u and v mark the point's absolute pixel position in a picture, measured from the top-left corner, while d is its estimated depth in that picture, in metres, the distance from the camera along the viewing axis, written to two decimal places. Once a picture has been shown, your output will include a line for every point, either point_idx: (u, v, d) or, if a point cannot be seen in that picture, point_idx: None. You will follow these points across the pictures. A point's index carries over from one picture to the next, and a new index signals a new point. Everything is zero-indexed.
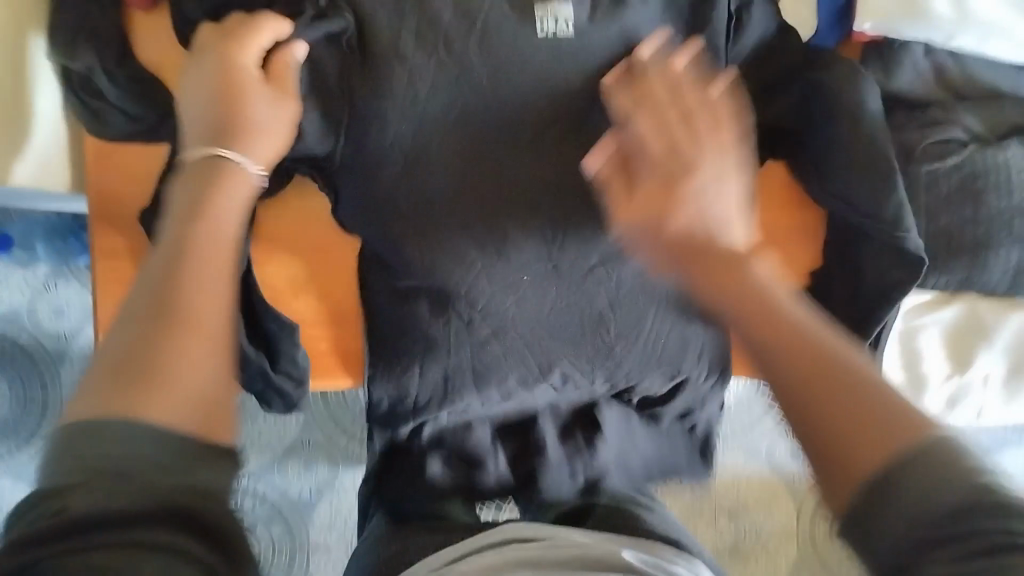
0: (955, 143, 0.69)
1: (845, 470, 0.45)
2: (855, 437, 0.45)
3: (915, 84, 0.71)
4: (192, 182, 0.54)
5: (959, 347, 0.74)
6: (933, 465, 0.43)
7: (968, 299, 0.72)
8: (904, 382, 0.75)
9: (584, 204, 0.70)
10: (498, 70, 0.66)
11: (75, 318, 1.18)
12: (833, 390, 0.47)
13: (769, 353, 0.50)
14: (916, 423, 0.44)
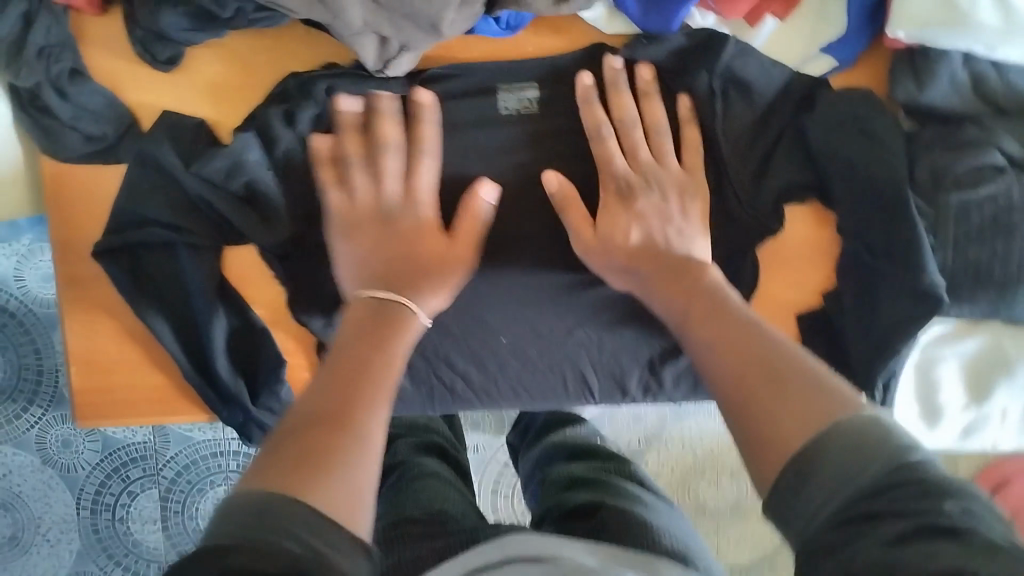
0: (990, 169, 0.63)
1: (777, 446, 0.44)
2: (785, 432, 0.44)
3: (950, 98, 0.64)
4: (353, 327, 0.56)
5: (976, 379, 0.70)
6: (855, 437, 0.41)
7: (992, 330, 0.69)
8: (918, 413, 0.72)
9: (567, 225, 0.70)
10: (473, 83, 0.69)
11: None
12: (785, 375, 0.47)
13: (732, 355, 0.50)
14: (826, 408, 0.44)
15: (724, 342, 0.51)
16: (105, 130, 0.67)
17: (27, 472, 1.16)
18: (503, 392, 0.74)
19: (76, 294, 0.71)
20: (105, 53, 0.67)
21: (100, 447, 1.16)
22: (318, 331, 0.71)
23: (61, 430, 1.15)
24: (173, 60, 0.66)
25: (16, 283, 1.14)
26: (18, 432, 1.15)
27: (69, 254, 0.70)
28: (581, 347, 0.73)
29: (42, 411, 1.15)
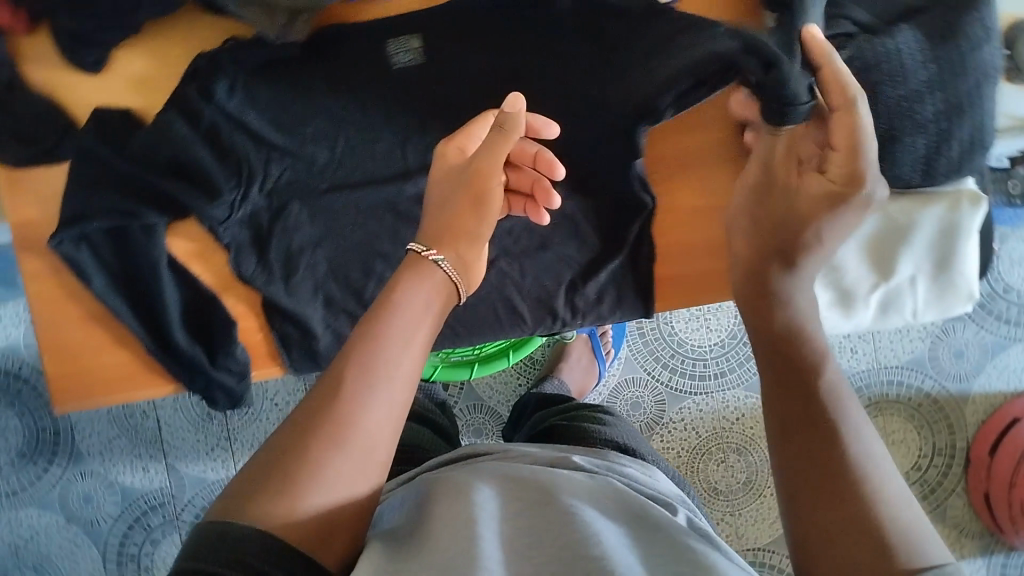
0: (842, 37, 0.67)
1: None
2: (843, 532, 0.44)
3: None
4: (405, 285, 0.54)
5: (878, 255, 0.72)
6: (885, 557, 0.42)
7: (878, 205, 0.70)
8: (829, 299, 0.73)
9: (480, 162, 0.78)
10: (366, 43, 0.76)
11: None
12: (847, 491, 0.45)
13: (779, 427, 0.50)
14: (896, 556, 0.42)
15: (802, 435, 0.49)
16: (43, 132, 0.73)
17: (53, 532, 1.27)
18: (442, 333, 0.79)
19: (40, 289, 0.76)
20: (38, 68, 0.73)
21: (119, 499, 1.28)
22: (262, 289, 0.76)
23: (81, 487, 1.28)
24: (99, 62, 0.72)
25: (27, 348, 1.26)
26: (42, 492, 1.27)
27: (28, 253, 0.75)
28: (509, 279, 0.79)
29: (62, 469, 1.27)
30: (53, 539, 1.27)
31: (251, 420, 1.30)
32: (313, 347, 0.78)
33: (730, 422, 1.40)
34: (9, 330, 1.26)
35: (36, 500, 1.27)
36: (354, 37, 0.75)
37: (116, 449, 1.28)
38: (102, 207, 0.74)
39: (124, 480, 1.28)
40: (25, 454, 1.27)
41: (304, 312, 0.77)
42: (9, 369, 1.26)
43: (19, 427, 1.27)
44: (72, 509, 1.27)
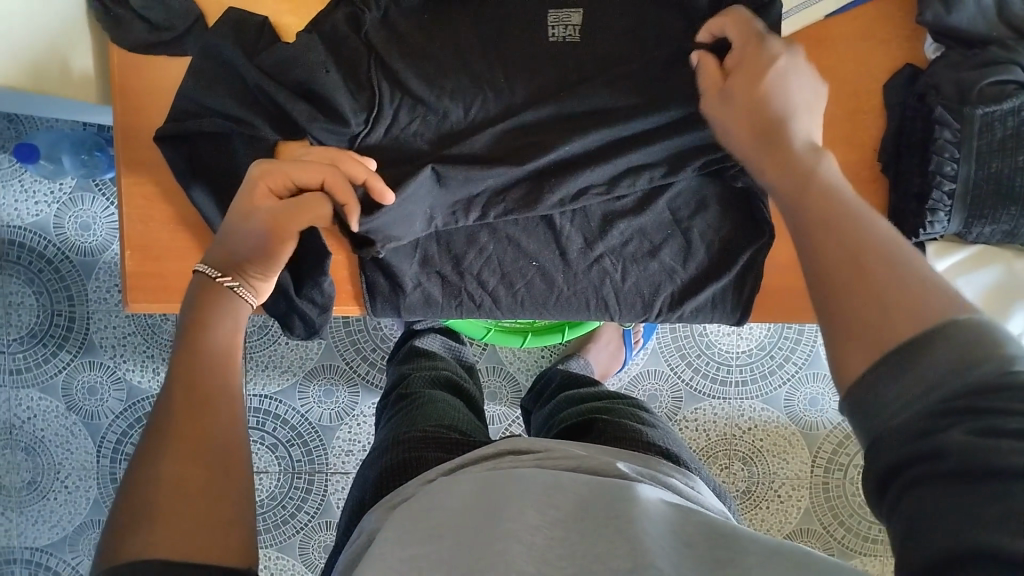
0: (1014, 85, 0.66)
1: (875, 332, 0.37)
2: (884, 319, 0.37)
3: (975, 21, 0.67)
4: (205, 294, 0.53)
5: (989, 307, 0.72)
6: (968, 338, 0.34)
7: (1004, 260, 0.70)
8: None
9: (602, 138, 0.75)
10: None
11: (101, 234, 1.24)
12: (867, 272, 0.39)
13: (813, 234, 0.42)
14: (930, 304, 0.37)
15: (818, 223, 0.42)
16: (175, 21, 0.71)
17: (51, 417, 1.25)
18: (530, 308, 0.79)
19: (134, 181, 0.74)
20: None
21: (124, 397, 1.26)
22: None
23: (88, 378, 1.25)
24: None
25: (56, 230, 1.23)
26: (47, 376, 1.25)
27: (130, 142, 0.73)
28: (607, 270, 0.78)
29: (71, 356, 1.25)
30: (52, 423, 1.26)
31: (270, 342, 1.23)
32: (400, 296, 0.78)
33: (741, 430, 1.31)
34: (40, 208, 1.22)
35: (41, 381, 1.25)
36: None
37: (129, 346, 1.25)
38: (216, 110, 0.72)
39: (132, 378, 1.26)
40: (36, 335, 1.24)
41: (398, 264, 0.77)
42: (36, 249, 1.23)
43: (35, 307, 1.24)
44: (75, 397, 1.25)
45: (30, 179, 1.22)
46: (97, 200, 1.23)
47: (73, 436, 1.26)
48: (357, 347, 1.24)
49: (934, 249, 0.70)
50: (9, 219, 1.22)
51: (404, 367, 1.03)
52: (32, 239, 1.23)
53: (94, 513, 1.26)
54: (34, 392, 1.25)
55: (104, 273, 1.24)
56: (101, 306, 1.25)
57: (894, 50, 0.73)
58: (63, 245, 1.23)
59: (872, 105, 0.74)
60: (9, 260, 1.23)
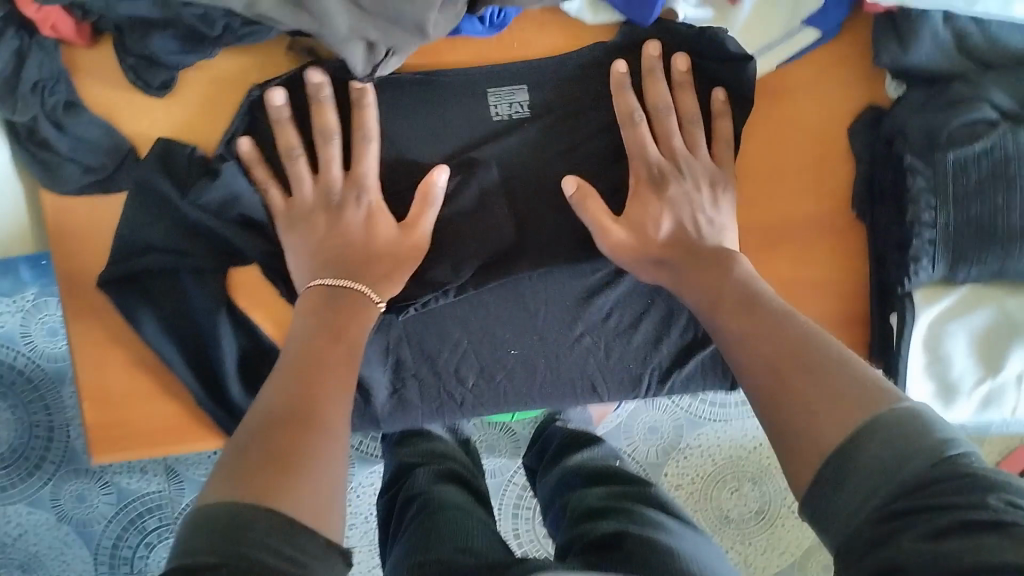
0: (983, 124, 0.63)
1: (812, 446, 0.47)
2: (813, 421, 0.47)
3: (935, 59, 0.64)
4: (305, 313, 0.62)
5: (987, 348, 0.69)
6: (897, 435, 0.43)
7: (995, 299, 0.68)
8: (931, 389, 0.70)
9: (565, 217, 0.72)
10: (459, 82, 0.70)
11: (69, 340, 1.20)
12: (799, 379, 0.50)
13: (780, 375, 0.51)
14: (865, 397, 0.47)
15: (766, 353, 0.53)
16: (101, 157, 0.67)
17: (42, 530, 1.21)
18: (519, 395, 0.76)
19: (83, 327, 0.70)
20: (97, 84, 0.67)
21: (114, 500, 1.21)
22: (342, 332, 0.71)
23: (75, 486, 1.21)
24: (166, 86, 0.67)
25: (23, 340, 1.19)
26: (32, 490, 1.21)
27: (73, 286, 0.69)
28: (595, 354, 0.76)
29: (55, 467, 1.21)
30: (42, 536, 1.21)
31: None
32: (384, 413, 0.75)
33: (748, 450, 1.23)
34: (5, 320, 1.18)
35: (26, 496, 1.20)
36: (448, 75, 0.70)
37: None
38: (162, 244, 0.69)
39: (119, 480, 1.21)
40: (17, 450, 1.20)
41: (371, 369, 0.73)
42: (4, 363, 1.20)
43: (12, 422, 1.20)
44: (63, 506, 1.21)
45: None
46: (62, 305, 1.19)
47: (66, 547, 1.21)
48: None
49: (921, 296, 0.68)
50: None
51: (402, 455, 0.97)
52: (0, 352, 1.20)
53: None
54: (20, 508, 1.20)
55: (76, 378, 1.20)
56: None
57: (856, 93, 0.70)
58: (33, 355, 1.20)
59: (839, 151, 0.71)
60: None
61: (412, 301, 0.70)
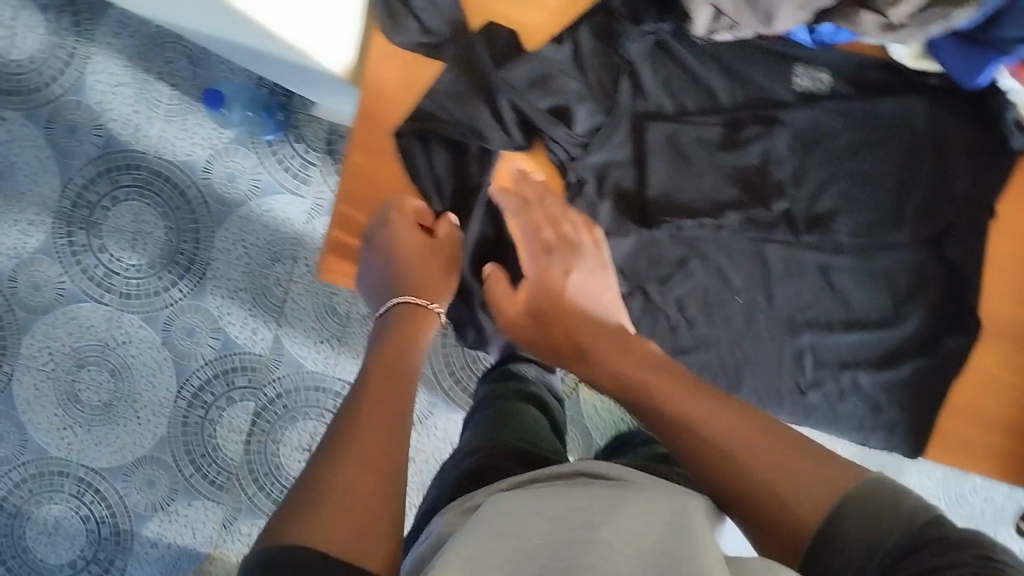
0: None
1: (790, 526, 0.47)
2: (793, 478, 0.49)
3: None
4: (399, 210, 0.71)
5: None
6: (870, 513, 0.45)
7: None
8: None
9: (809, 238, 0.75)
10: (766, 82, 0.75)
11: (244, 188, 1.26)
12: (744, 467, 0.50)
13: (726, 472, 0.51)
14: (833, 473, 0.49)
15: (750, 419, 0.54)
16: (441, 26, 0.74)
17: (145, 347, 1.23)
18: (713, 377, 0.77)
19: (358, 163, 0.72)
20: None
21: (219, 346, 1.24)
22: None
23: (190, 320, 1.24)
24: None
25: (203, 173, 1.25)
26: (151, 307, 1.24)
27: (369, 125, 0.72)
28: (798, 367, 0.76)
29: (181, 295, 1.24)
30: (138, 352, 1.23)
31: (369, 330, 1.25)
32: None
33: None
34: (195, 149, 1.25)
35: (142, 310, 1.23)
36: (759, 71, 0.75)
37: (239, 300, 1.25)
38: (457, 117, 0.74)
39: (230, 330, 1.24)
40: (155, 267, 1.24)
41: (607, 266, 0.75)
42: (178, 186, 1.24)
43: (161, 239, 1.24)
44: (170, 331, 1.24)
45: (193, 121, 1.25)
46: (249, 156, 1.26)
47: (153, 370, 1.23)
48: (447, 360, 1.25)
49: None
50: (163, 152, 1.24)
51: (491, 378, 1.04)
52: (177, 177, 1.24)
53: (157, 450, 1.22)
54: (133, 318, 1.23)
55: (236, 225, 1.25)
56: (224, 253, 1.25)
57: None
58: (199, 189, 1.25)
59: None
60: (147, 190, 1.24)
61: (673, 219, 0.74)
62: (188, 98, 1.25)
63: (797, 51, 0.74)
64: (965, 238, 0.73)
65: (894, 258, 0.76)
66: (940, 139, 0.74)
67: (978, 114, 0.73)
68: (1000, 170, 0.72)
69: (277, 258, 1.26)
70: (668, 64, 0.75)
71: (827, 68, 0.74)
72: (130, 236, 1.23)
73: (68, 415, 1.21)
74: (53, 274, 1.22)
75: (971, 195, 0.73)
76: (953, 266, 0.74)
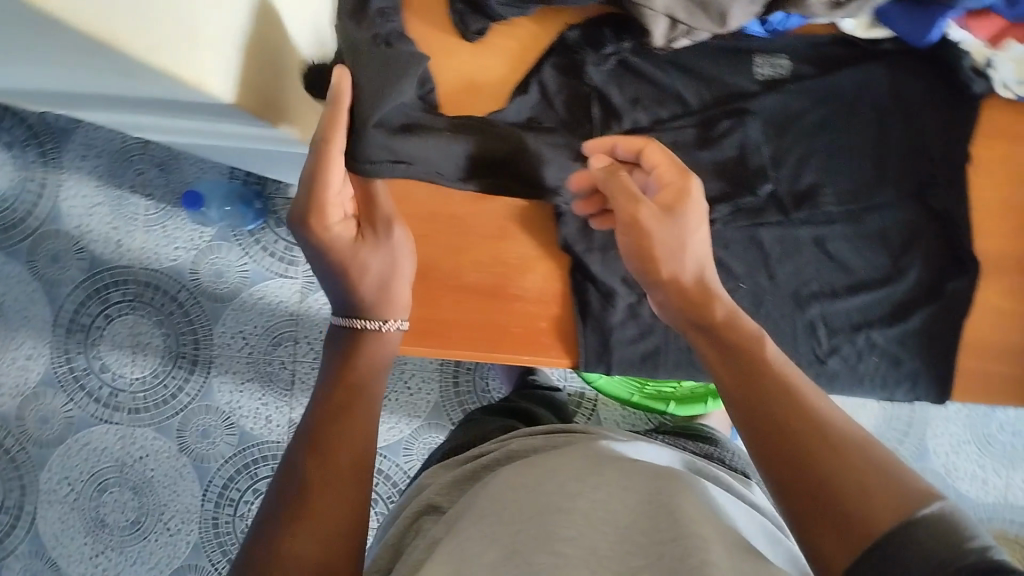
0: None
1: (855, 524, 0.40)
2: (845, 489, 0.41)
3: None
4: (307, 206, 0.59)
5: None
6: (933, 541, 0.37)
7: None
8: None
9: (797, 215, 0.78)
10: (727, 75, 0.78)
11: (234, 281, 1.25)
12: (832, 443, 0.43)
13: (776, 433, 0.45)
14: (897, 495, 0.40)
15: (820, 429, 0.44)
16: None
17: (162, 457, 1.23)
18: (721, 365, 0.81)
19: None
20: (423, 21, 0.77)
21: (235, 442, 1.24)
22: (580, 255, 0.80)
23: (203, 421, 1.24)
24: (480, 33, 0.77)
25: (191, 275, 1.25)
26: (162, 417, 1.24)
27: None
28: (813, 338, 0.78)
29: (189, 399, 1.24)
30: (158, 462, 1.23)
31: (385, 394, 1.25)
32: (608, 343, 0.81)
33: None
34: (179, 253, 1.24)
35: (153, 420, 1.24)
36: (718, 68, 0.79)
37: (247, 392, 1.25)
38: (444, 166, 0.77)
39: (244, 423, 1.24)
40: (159, 375, 1.24)
41: (610, 281, 0.81)
42: (169, 292, 1.24)
43: (161, 348, 1.24)
44: (185, 436, 1.24)
45: (173, 225, 1.24)
46: (233, 250, 1.25)
47: (175, 477, 1.23)
48: (464, 408, 1.27)
49: None
50: (148, 262, 1.24)
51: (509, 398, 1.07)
52: (167, 283, 1.25)
53: (193, 557, 1.23)
54: (146, 430, 1.24)
55: (232, 319, 1.25)
56: (225, 348, 1.25)
57: None
58: (189, 290, 1.25)
59: None
60: (139, 301, 1.24)
61: None
62: (163, 204, 1.24)
63: (750, 43, 0.78)
64: (941, 187, 0.77)
65: (881, 217, 0.79)
66: (898, 100, 0.78)
67: (927, 71, 0.78)
68: (962, 117, 0.76)
69: (278, 342, 1.25)
70: (632, 78, 0.79)
71: (784, 53, 0.78)
72: (130, 350, 1.24)
73: (98, 541, 1.22)
74: (58, 404, 1.22)
75: (938, 145, 0.77)
76: (935, 215, 0.78)
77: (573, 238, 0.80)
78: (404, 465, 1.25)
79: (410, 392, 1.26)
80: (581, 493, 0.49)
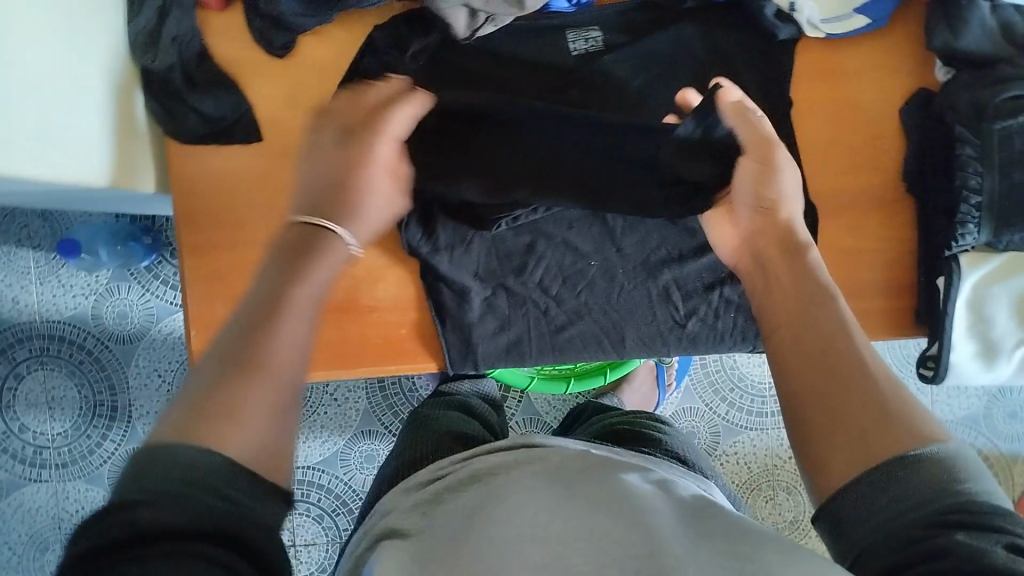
0: None
1: (932, 490, 0.43)
2: (872, 432, 0.46)
3: (982, 44, 0.71)
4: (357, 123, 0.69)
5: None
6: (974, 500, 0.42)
7: None
8: (975, 351, 0.75)
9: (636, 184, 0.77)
10: (543, 55, 0.77)
11: (141, 321, 1.20)
12: (860, 382, 0.49)
13: (825, 368, 0.50)
14: (904, 431, 0.46)
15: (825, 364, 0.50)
16: (223, 112, 0.75)
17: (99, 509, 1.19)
18: (592, 342, 0.81)
19: (195, 263, 0.76)
20: (228, 42, 0.75)
21: None
22: (426, 257, 0.77)
23: None
24: (287, 47, 0.76)
25: (94, 320, 1.19)
26: (91, 468, 1.19)
27: (192, 226, 0.75)
28: (669, 304, 0.81)
29: (116, 445, 1.20)
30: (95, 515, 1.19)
31: (310, 412, 1.19)
32: (470, 343, 0.79)
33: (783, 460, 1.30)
34: (79, 300, 1.19)
35: (82, 473, 1.19)
36: (534, 49, 0.77)
37: None
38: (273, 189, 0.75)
39: None
40: (80, 428, 1.19)
41: (462, 278, 0.79)
42: (74, 341, 1.19)
43: (77, 399, 1.19)
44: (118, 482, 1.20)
45: (67, 274, 1.18)
46: (134, 289, 1.20)
47: None
48: (395, 410, 1.22)
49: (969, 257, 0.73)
50: (48, 314, 1.18)
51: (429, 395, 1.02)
52: (71, 332, 1.19)
53: None
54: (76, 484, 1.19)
55: (145, 359, 1.21)
56: (145, 389, 1.21)
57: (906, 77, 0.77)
58: (95, 337, 1.19)
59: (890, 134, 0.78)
60: (45, 356, 1.19)
61: (505, 215, 0.77)
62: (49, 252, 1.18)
63: (562, 20, 0.77)
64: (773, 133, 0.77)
65: None
66: (719, 53, 0.78)
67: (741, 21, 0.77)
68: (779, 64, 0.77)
69: None
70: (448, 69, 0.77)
71: (595, 25, 0.78)
72: (45, 407, 1.18)
73: None
74: None
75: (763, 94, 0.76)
76: None
77: (411, 239, 0.76)
78: (343, 475, 1.19)
79: (337, 403, 1.20)
80: (548, 514, 0.46)
